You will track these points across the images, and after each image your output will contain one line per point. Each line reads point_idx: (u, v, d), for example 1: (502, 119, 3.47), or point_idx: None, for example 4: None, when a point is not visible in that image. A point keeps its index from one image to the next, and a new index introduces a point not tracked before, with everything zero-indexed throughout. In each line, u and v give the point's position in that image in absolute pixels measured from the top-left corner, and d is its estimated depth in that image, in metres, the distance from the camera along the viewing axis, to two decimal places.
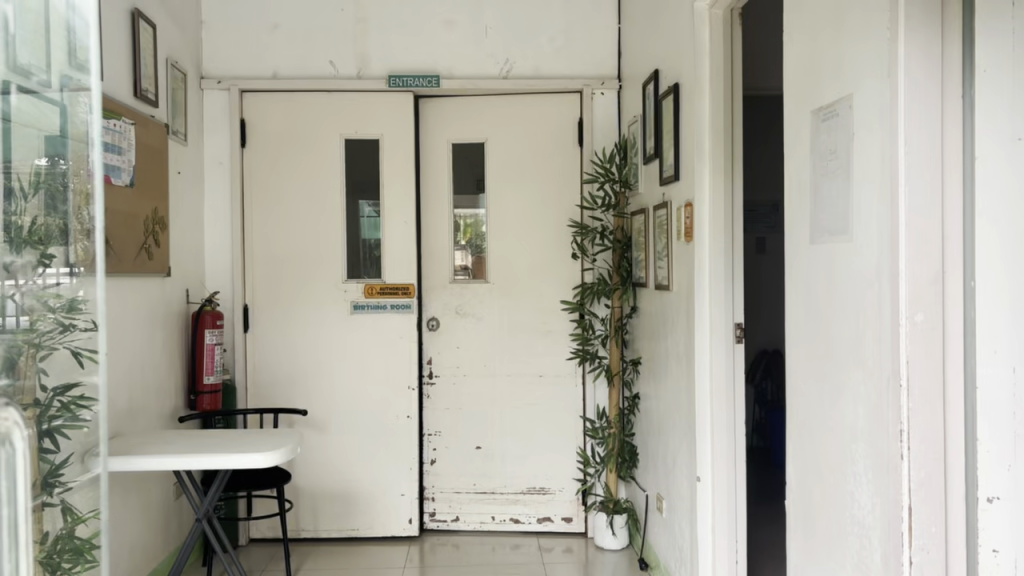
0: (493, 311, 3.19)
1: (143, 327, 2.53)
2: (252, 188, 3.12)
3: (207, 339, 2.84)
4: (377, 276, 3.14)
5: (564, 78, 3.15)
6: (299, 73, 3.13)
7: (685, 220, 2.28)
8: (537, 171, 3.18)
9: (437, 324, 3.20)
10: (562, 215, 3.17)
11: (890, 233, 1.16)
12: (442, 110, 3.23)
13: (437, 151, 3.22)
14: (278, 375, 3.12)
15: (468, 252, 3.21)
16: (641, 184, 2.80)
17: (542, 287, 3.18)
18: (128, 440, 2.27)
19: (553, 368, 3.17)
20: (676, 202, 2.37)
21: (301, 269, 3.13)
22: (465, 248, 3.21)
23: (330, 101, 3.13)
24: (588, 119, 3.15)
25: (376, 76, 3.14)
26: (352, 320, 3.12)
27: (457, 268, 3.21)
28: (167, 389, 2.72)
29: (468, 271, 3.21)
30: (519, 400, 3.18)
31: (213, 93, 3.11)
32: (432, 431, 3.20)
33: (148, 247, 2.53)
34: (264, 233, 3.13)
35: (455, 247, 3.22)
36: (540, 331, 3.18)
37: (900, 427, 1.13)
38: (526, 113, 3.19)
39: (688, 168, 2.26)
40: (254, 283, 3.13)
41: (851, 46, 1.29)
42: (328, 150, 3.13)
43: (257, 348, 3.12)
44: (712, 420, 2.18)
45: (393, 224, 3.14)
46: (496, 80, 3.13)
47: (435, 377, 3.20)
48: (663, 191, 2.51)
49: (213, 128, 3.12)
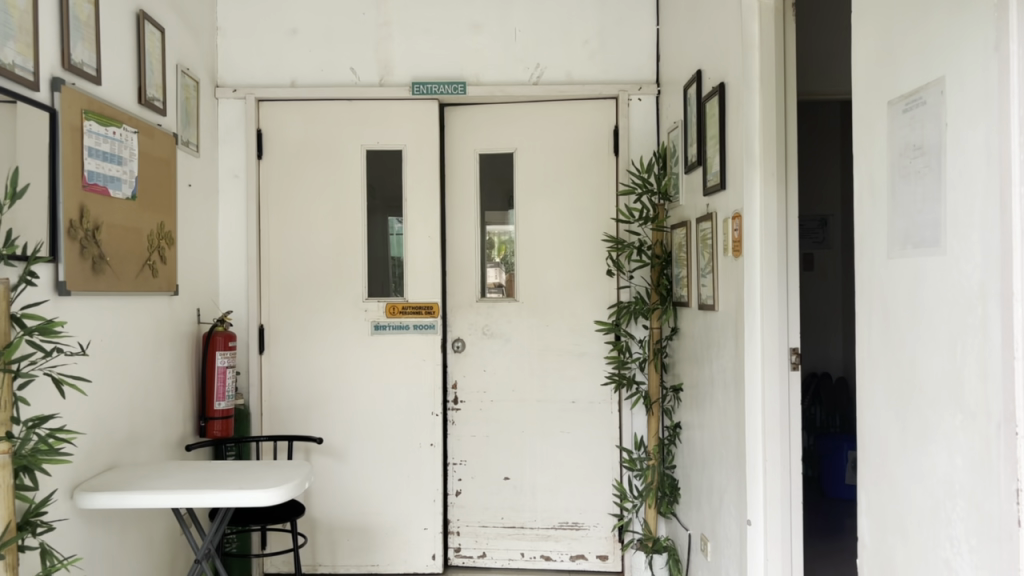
0: (522, 332, 2.99)
1: (147, 349, 2.36)
2: (269, 203, 2.97)
3: (218, 362, 2.68)
4: (400, 295, 2.95)
5: (599, 83, 2.95)
6: (318, 80, 2.97)
7: (733, 233, 2.04)
8: (570, 182, 2.98)
9: (462, 345, 3.01)
10: (597, 229, 2.96)
11: (1000, 244, 0.94)
12: (468, 118, 3.04)
13: (464, 162, 3.04)
14: (295, 400, 2.94)
15: (502, 270, 3.01)
16: (683, 196, 2.59)
17: (574, 307, 2.96)
18: (126, 471, 2.10)
19: (586, 394, 2.95)
20: (723, 214, 2.14)
21: (319, 288, 2.96)
22: (499, 265, 3.01)
23: (351, 110, 2.97)
24: (624, 127, 2.94)
25: (398, 84, 2.96)
26: (372, 341, 2.94)
27: (490, 286, 3.02)
28: (174, 415, 2.55)
29: (502, 289, 3.01)
30: (549, 428, 2.97)
31: (228, 102, 2.96)
32: (457, 460, 3.00)
33: (152, 263, 2.36)
34: (282, 249, 2.96)
35: (488, 265, 3.02)
36: (573, 354, 2.96)
37: (1016, 487, 0.91)
38: (558, 120, 2.99)
39: (734, 175, 2.03)
40: (270, 303, 2.96)
41: (941, 22, 1.08)
42: (348, 162, 2.97)
43: (273, 371, 2.95)
44: (764, 457, 1.95)
45: (416, 240, 2.96)
46: (526, 86, 2.94)
47: (461, 403, 3.00)
48: (706, 202, 2.29)
49: (228, 139, 2.96)
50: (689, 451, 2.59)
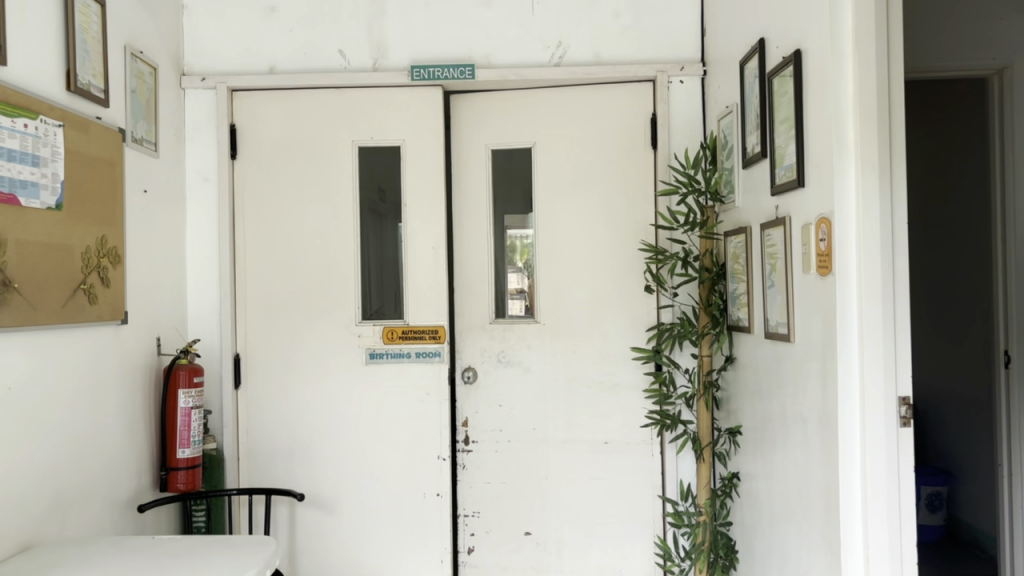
0: (543, 361, 2.52)
1: (83, 394, 1.93)
2: (244, 211, 2.52)
3: (179, 403, 2.24)
4: (399, 318, 2.51)
5: (633, 63, 2.48)
6: (302, 66, 2.53)
7: (817, 243, 1.56)
8: (599, 182, 2.51)
9: (473, 376, 2.54)
10: (631, 237, 2.49)
11: None
12: (478, 107, 2.58)
13: (473, 159, 2.58)
14: (279, 443, 2.50)
15: (525, 276, 2.55)
16: (741, 196, 2.11)
17: (606, 330, 2.50)
18: (43, 552, 1.66)
19: (621, 433, 2.49)
20: (800, 219, 1.66)
21: (303, 311, 2.51)
22: (521, 271, 2.55)
23: (340, 100, 2.52)
24: (663, 114, 2.47)
25: (396, 68, 2.51)
26: (367, 373, 2.50)
27: (510, 293, 2.56)
28: (123, 468, 2.10)
29: (524, 296, 2.55)
30: (577, 473, 2.50)
31: (197, 93, 2.52)
32: (468, 512, 2.54)
33: (90, 287, 1.92)
34: (261, 265, 2.52)
35: (509, 269, 2.56)
36: (605, 386, 2.49)
37: None
38: (585, 109, 2.52)
39: (818, 169, 1.56)
40: (247, 329, 2.51)
41: None
42: (337, 161, 2.52)
43: (252, 409, 2.51)
44: (864, 541, 1.47)
45: (418, 253, 2.51)
46: (547, 69, 2.48)
47: (472, 445, 2.55)
48: (776, 203, 1.82)
49: (197, 136, 2.52)
50: (751, 509, 2.12)
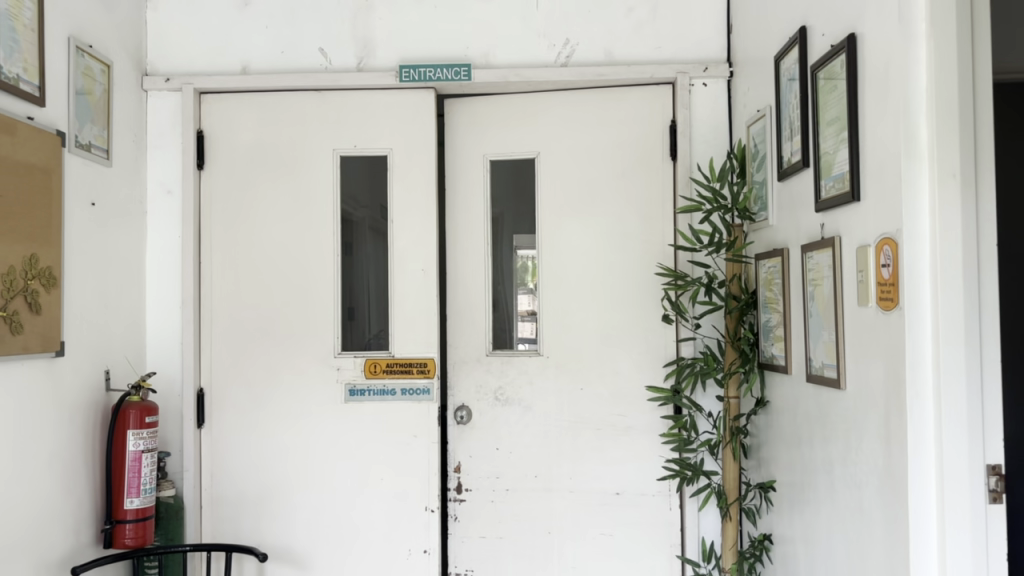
0: (547, 399, 2.22)
1: (3, 439, 1.64)
2: (212, 228, 2.25)
3: (129, 447, 1.95)
4: (383, 349, 2.22)
5: (650, 63, 2.20)
6: (278, 66, 2.25)
7: (878, 269, 1.26)
8: (611, 196, 2.22)
9: (467, 417, 2.25)
10: (647, 259, 2.20)
11: None
12: (475, 113, 2.30)
13: (469, 171, 2.29)
14: (247, 489, 2.21)
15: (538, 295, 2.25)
16: (777, 214, 1.82)
17: (618, 366, 2.20)
18: None
19: (635, 483, 2.18)
20: (854, 240, 1.37)
21: (277, 340, 2.23)
22: (534, 292, 2.25)
23: (320, 105, 2.25)
24: (683, 121, 2.18)
25: (382, 69, 2.24)
26: (347, 411, 2.21)
27: (520, 315, 2.26)
28: (55, 523, 1.81)
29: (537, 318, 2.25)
30: (584, 529, 2.20)
31: (160, 96, 2.25)
32: (461, 570, 2.24)
33: (13, 315, 1.64)
34: (230, 288, 2.24)
35: (517, 289, 2.26)
36: (616, 428, 2.19)
37: None
38: (595, 115, 2.24)
39: (881, 178, 1.26)
40: (212, 360, 2.23)
41: None
42: (316, 172, 2.24)
43: (217, 451, 2.22)
44: None
45: (404, 276, 2.22)
46: (552, 69, 2.20)
47: (465, 494, 2.25)
48: (822, 221, 1.52)
49: (159, 144, 2.25)
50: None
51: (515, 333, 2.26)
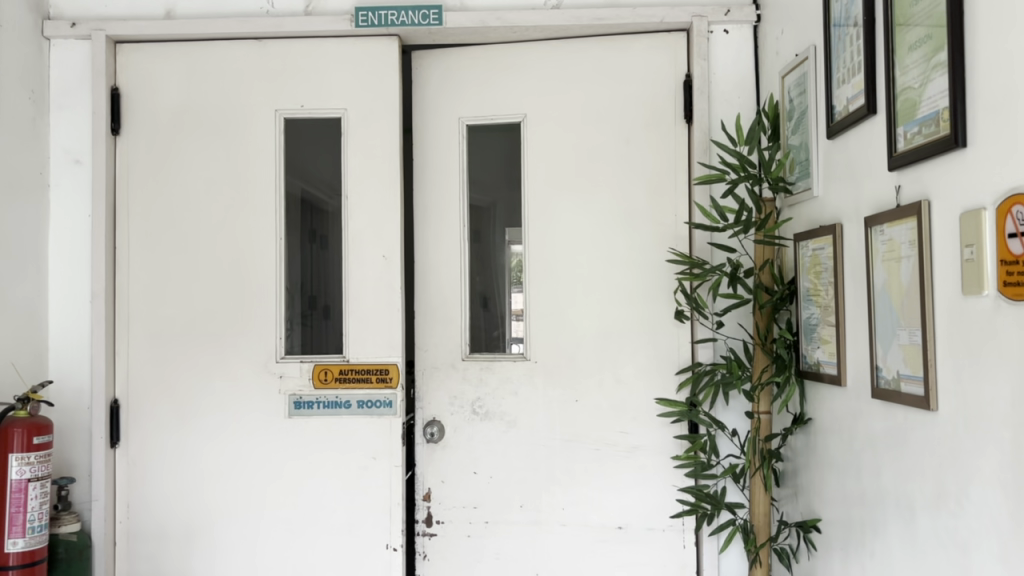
0: (534, 413, 1.83)
1: None
2: (129, 206, 1.86)
3: (10, 475, 1.55)
4: (337, 353, 1.83)
5: (660, 4, 1.81)
6: (209, 8, 1.86)
7: (1003, 241, 0.88)
8: (613, 166, 1.83)
9: (439, 434, 1.86)
10: (656, 244, 1.81)
11: None
12: (449, 68, 1.91)
13: (443, 137, 1.90)
14: (170, 522, 1.82)
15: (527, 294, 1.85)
16: (825, 182, 1.43)
17: (621, 373, 1.81)
18: None
19: (641, 515, 1.80)
20: (956, 202, 0.98)
21: (207, 341, 1.84)
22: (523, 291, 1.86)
23: (261, 56, 1.86)
24: (701, 74, 1.79)
25: (335, 12, 1.84)
26: (291, 428, 1.82)
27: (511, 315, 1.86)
28: None
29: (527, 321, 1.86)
30: (578, 570, 1.81)
31: (66, 45, 1.86)
32: None
33: None
34: (150, 277, 1.85)
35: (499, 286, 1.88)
36: (620, 448, 1.81)
37: None
38: (593, 69, 1.85)
39: (1007, 108, 0.87)
40: (129, 365, 1.84)
41: None
42: (256, 138, 1.85)
43: (134, 476, 1.83)
44: None
45: (362, 264, 1.83)
46: (542, 12, 1.80)
47: (436, 527, 1.86)
48: (899, 181, 1.13)
49: (65, 103, 1.86)
50: None
51: (497, 335, 1.87)
